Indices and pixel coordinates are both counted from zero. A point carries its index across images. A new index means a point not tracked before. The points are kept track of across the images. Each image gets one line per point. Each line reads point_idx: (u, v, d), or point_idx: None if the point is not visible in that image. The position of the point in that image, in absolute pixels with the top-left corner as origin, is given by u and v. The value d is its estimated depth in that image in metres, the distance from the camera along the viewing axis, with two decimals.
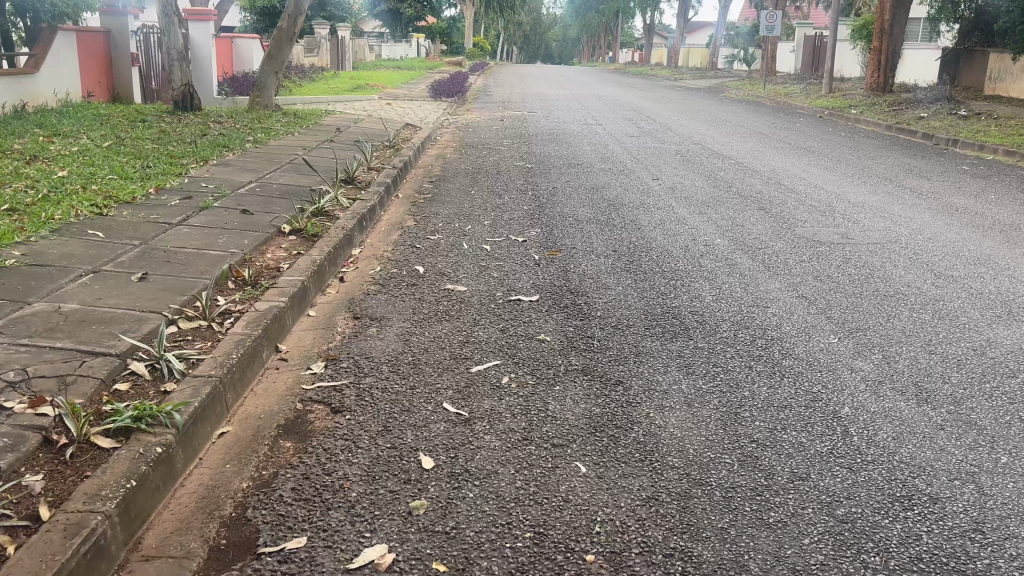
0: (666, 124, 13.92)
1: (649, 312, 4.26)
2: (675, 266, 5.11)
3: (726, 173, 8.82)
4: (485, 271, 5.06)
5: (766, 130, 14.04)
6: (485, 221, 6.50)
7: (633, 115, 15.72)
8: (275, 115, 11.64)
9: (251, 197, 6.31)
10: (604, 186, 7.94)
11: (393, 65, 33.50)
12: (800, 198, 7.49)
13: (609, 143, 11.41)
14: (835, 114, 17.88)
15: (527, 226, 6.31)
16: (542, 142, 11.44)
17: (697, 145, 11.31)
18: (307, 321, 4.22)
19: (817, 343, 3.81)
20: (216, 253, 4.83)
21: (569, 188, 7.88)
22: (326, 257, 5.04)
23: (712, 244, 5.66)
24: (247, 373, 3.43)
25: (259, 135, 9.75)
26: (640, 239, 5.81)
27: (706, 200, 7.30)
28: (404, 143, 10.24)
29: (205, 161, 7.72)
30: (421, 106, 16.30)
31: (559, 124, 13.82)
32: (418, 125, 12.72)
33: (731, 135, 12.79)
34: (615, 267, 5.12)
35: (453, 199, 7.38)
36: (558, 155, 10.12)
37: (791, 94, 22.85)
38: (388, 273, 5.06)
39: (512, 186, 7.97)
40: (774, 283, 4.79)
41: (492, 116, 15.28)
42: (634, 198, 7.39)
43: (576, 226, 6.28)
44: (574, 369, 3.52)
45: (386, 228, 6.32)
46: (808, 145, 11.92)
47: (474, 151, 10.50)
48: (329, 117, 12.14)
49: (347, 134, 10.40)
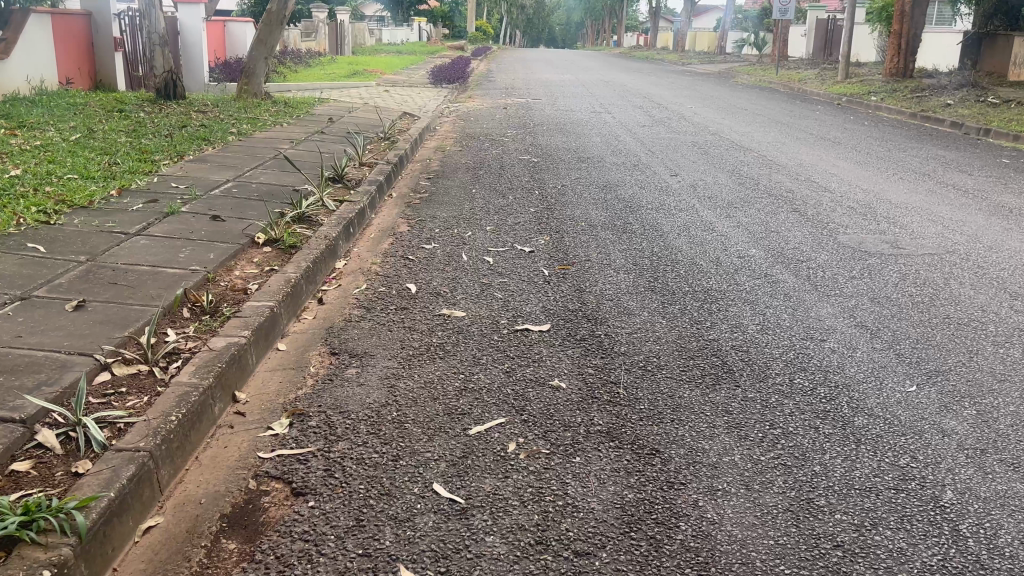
0: (679, 113, 13.17)
1: (682, 347, 3.58)
2: (707, 285, 4.42)
3: (750, 169, 8.11)
4: (489, 291, 4.38)
5: (785, 118, 13.28)
6: (488, 226, 5.82)
7: (643, 102, 14.99)
8: (264, 104, 10.93)
9: (225, 201, 5.62)
10: (619, 184, 7.24)
11: (395, 50, 32.67)
12: (836, 198, 6.81)
13: (621, 134, 10.70)
14: (854, 101, 17.11)
15: (535, 233, 5.63)
16: (549, 133, 10.72)
17: (714, 135, 10.59)
18: (274, 359, 3.53)
19: (891, 393, 3.14)
20: (174, 271, 4.14)
21: (580, 186, 7.18)
22: (303, 274, 4.35)
23: (746, 257, 4.97)
24: (189, 438, 2.74)
25: (244, 126, 9.03)
26: (663, 250, 5.12)
27: (732, 201, 6.60)
28: (400, 135, 9.52)
29: (180, 156, 7.02)
30: (421, 93, 15.58)
31: (566, 113, 13.07)
32: (417, 114, 12.02)
33: (750, 124, 12.03)
34: (638, 285, 4.43)
35: (453, 200, 6.70)
36: (566, 148, 9.40)
37: (805, 79, 22.08)
38: (376, 293, 4.38)
39: (518, 184, 7.29)
40: (825, 308, 4.10)
41: (495, 104, 14.53)
42: (652, 198, 6.69)
43: (590, 233, 5.59)
44: (598, 430, 2.84)
45: (376, 235, 5.63)
46: (833, 136, 11.19)
47: (476, 144, 9.79)
48: (322, 106, 11.41)
49: (340, 126, 9.68)
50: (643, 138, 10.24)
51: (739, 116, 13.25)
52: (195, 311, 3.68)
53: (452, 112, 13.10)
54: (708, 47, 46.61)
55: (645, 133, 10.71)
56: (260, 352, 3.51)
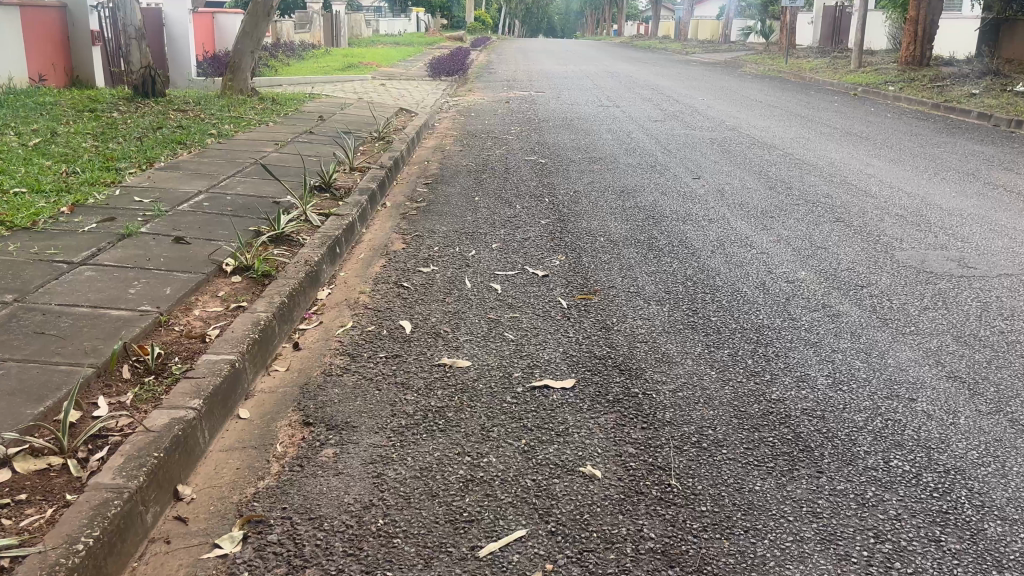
0: (691, 106, 12.44)
1: (741, 411, 2.89)
2: (757, 321, 3.73)
3: (780, 170, 7.39)
4: (498, 331, 3.67)
5: (803, 110, 12.54)
6: (494, 243, 5.11)
7: (653, 94, 14.27)
8: (250, 101, 10.22)
9: (193, 219, 4.91)
10: (636, 190, 6.54)
11: (392, 42, 31.87)
12: (880, 204, 6.11)
13: (632, 129, 10.00)
14: (871, 90, 16.37)
15: (548, 251, 4.93)
16: (555, 129, 10.02)
17: (732, 130, 9.88)
18: (233, 434, 2.84)
19: (1022, 482, 2.44)
20: (118, 312, 3.44)
21: (595, 192, 6.49)
22: (276, 314, 3.65)
23: (795, 282, 4.28)
24: (104, 570, 2.05)
25: (226, 127, 8.32)
26: (697, 273, 4.43)
27: (766, 209, 5.90)
28: (396, 134, 8.81)
29: (149, 163, 6.33)
30: (418, 87, 14.86)
31: (572, 107, 12.35)
32: (414, 109, 11.32)
33: (769, 118, 11.32)
34: (675, 321, 3.74)
35: (454, 211, 6.00)
36: (576, 147, 8.69)
37: (817, 68, 21.33)
38: (363, 335, 3.68)
39: (525, 190, 6.59)
40: (903, 351, 3.40)
41: (496, 98, 13.79)
42: (677, 206, 5.98)
43: (611, 251, 4.89)
44: (651, 547, 2.16)
45: (366, 256, 4.93)
46: (858, 130, 10.47)
47: (478, 143, 9.08)
48: (313, 103, 10.69)
49: (330, 124, 8.96)
50: (657, 135, 9.53)
51: (756, 109, 12.53)
52: (136, 371, 2.98)
53: (451, 108, 12.37)
54: (711, 35, 45.80)
55: (659, 129, 9.99)
56: (214, 426, 2.81)
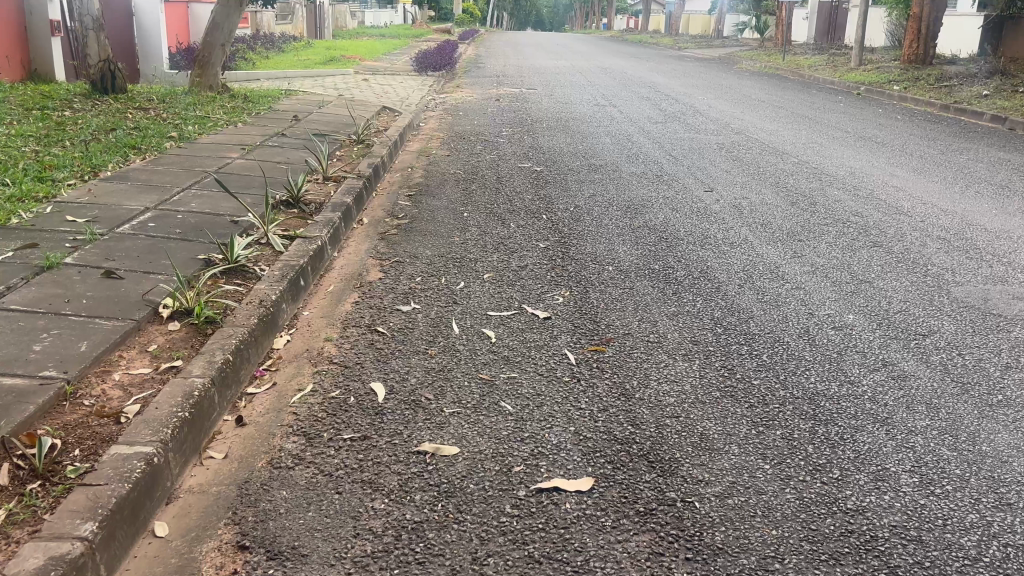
0: (692, 107, 11.77)
1: (812, 534, 2.22)
2: (809, 386, 3.04)
3: (799, 182, 6.73)
4: (492, 398, 2.97)
5: (809, 112, 11.89)
6: (485, 274, 4.41)
7: (651, 92, 13.58)
8: (220, 99, 9.46)
9: (132, 244, 4.18)
10: (644, 205, 5.85)
11: (378, 34, 30.98)
12: (917, 224, 5.45)
13: (632, 133, 9.31)
14: (875, 90, 15.76)
15: (549, 284, 4.23)
16: (550, 132, 9.32)
17: (740, 135, 9.21)
18: (142, 565, 2.14)
19: None
20: (12, 380, 2.73)
21: (597, 207, 5.80)
22: (217, 378, 2.94)
23: (844, 330, 3.60)
24: None
25: (188, 129, 7.56)
26: (727, 315, 3.75)
27: (790, 230, 5.23)
28: (377, 137, 8.08)
29: (94, 172, 5.59)
30: (403, 83, 14.09)
31: (566, 107, 11.64)
32: (398, 108, 10.58)
33: (775, 121, 10.65)
34: (708, 384, 3.05)
35: (441, 230, 5.30)
36: (573, 153, 8.00)
37: (816, 65, 20.70)
38: (325, 403, 2.97)
39: (520, 205, 5.89)
40: (999, 433, 2.72)
41: (485, 95, 13.05)
42: (691, 226, 5.31)
43: (623, 284, 4.20)
44: None
45: (336, 289, 4.23)
46: (871, 134, 9.82)
47: (466, 148, 8.37)
48: (289, 101, 9.94)
49: (305, 126, 8.23)
50: (660, 139, 8.85)
51: (760, 109, 11.87)
52: (16, 474, 2.28)
53: (438, 106, 11.64)
54: (702, 30, 45.15)
55: (660, 133, 9.31)
56: (114, 556, 2.10)
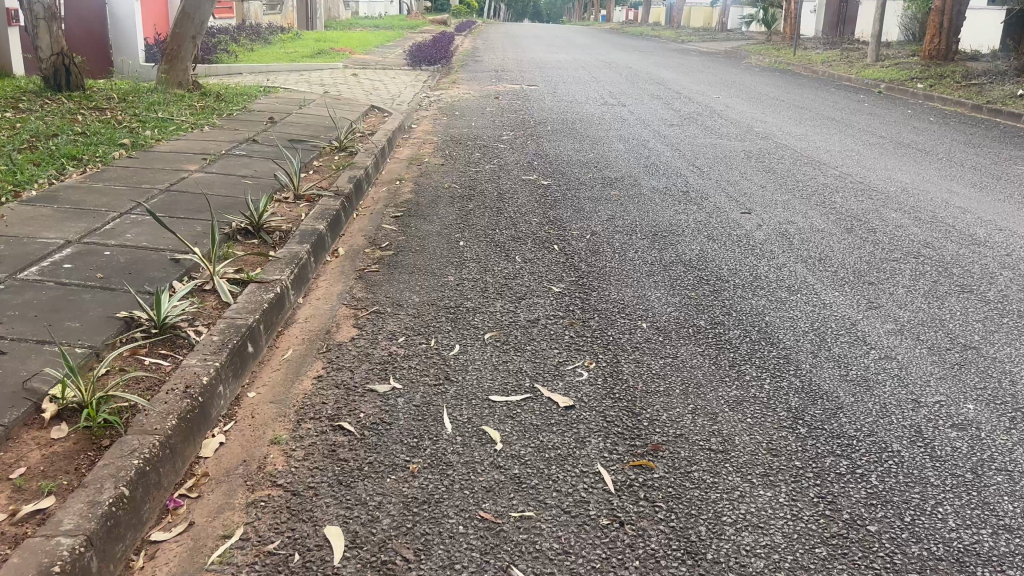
0: (708, 107, 10.87)
1: None
2: (951, 540, 2.15)
3: (848, 201, 5.82)
4: (500, 559, 2.06)
5: (835, 114, 10.99)
6: (487, 332, 3.49)
7: (661, 90, 12.67)
8: (189, 96, 8.51)
9: (33, 297, 3.25)
10: (674, 233, 4.95)
11: (372, 24, 29.95)
12: (1003, 258, 4.55)
13: (647, 138, 8.40)
14: (897, 87, 14.86)
15: (569, 349, 3.31)
16: (556, 136, 8.41)
17: (766, 142, 8.30)
18: None
19: None
20: None
21: (618, 235, 4.89)
22: (99, 532, 2.02)
23: (968, 430, 2.69)
24: None
25: (145, 134, 6.63)
26: (807, 405, 2.85)
27: (855, 268, 4.33)
28: (362, 143, 7.17)
29: (16, 191, 4.66)
30: (396, 78, 13.15)
31: (571, 107, 10.73)
32: (389, 108, 9.65)
33: (801, 124, 9.75)
34: (806, 534, 2.17)
35: (433, 266, 4.37)
36: (582, 163, 7.09)
37: (830, 60, 19.78)
38: (257, 564, 2.06)
39: (527, 232, 4.98)
40: None
41: (483, 92, 12.13)
42: (734, 262, 4.40)
43: (664, 350, 3.28)
44: None
45: (296, 354, 3.31)
46: (908, 140, 8.92)
47: (463, 157, 7.45)
48: (267, 99, 9.01)
49: (280, 131, 7.30)
50: (679, 145, 7.95)
51: (782, 110, 10.98)
52: None
53: (431, 105, 10.72)
54: (704, 22, 44.21)
55: (678, 138, 8.40)
56: None
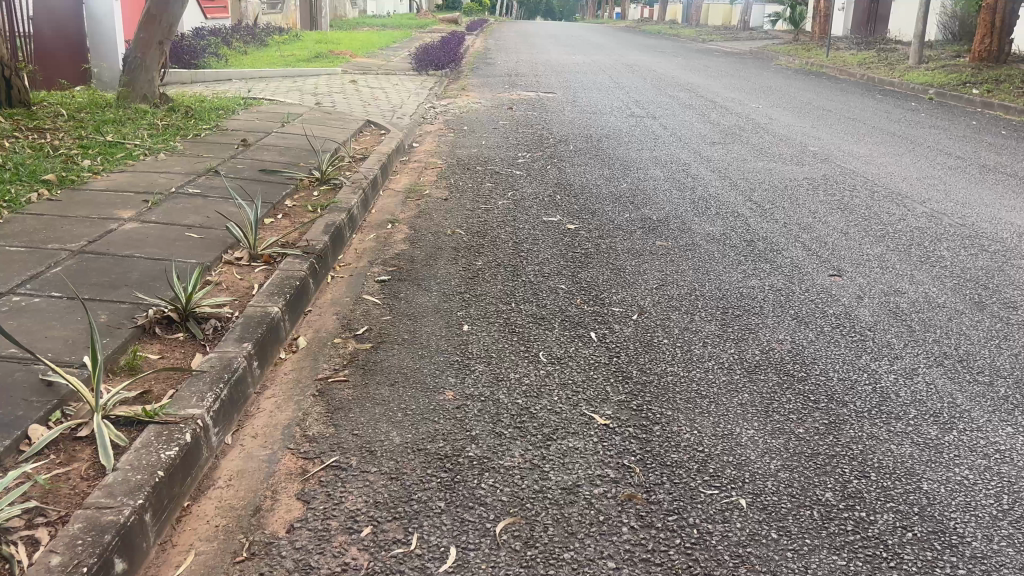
0: (750, 120, 9.63)
1: None
2: None
3: (959, 257, 4.59)
4: None
5: (894, 126, 9.73)
6: (503, 514, 2.26)
7: (693, 99, 11.44)
8: (151, 112, 7.35)
9: None
10: (750, 310, 3.72)
11: (380, 24, 28.82)
12: None
13: (688, 161, 7.18)
14: (949, 93, 13.55)
15: (632, 557, 2.09)
16: (580, 160, 7.21)
17: (828, 166, 7.06)
18: None
19: None
20: None
21: (674, 315, 3.67)
22: None
23: None
24: None
25: (83, 164, 5.47)
26: None
27: (1015, 376, 3.10)
28: (350, 174, 5.98)
29: None
30: (400, 85, 11.97)
31: (594, 120, 9.52)
32: (388, 124, 8.47)
33: (861, 141, 8.49)
34: None
35: (424, 370, 3.15)
36: (614, 197, 5.89)
37: (868, 62, 18.45)
38: None
39: (553, 309, 3.76)
40: None
41: (494, 102, 10.91)
42: (845, 365, 3.17)
43: (786, 567, 2.05)
44: None
45: (199, 566, 2.11)
46: (991, 161, 7.66)
47: (471, 188, 6.26)
48: (246, 115, 7.85)
49: (252, 157, 6.13)
50: (727, 171, 6.73)
51: (833, 123, 9.72)
52: None
53: (437, 118, 9.52)
54: (724, 19, 42.79)
55: (723, 161, 7.18)
56: None
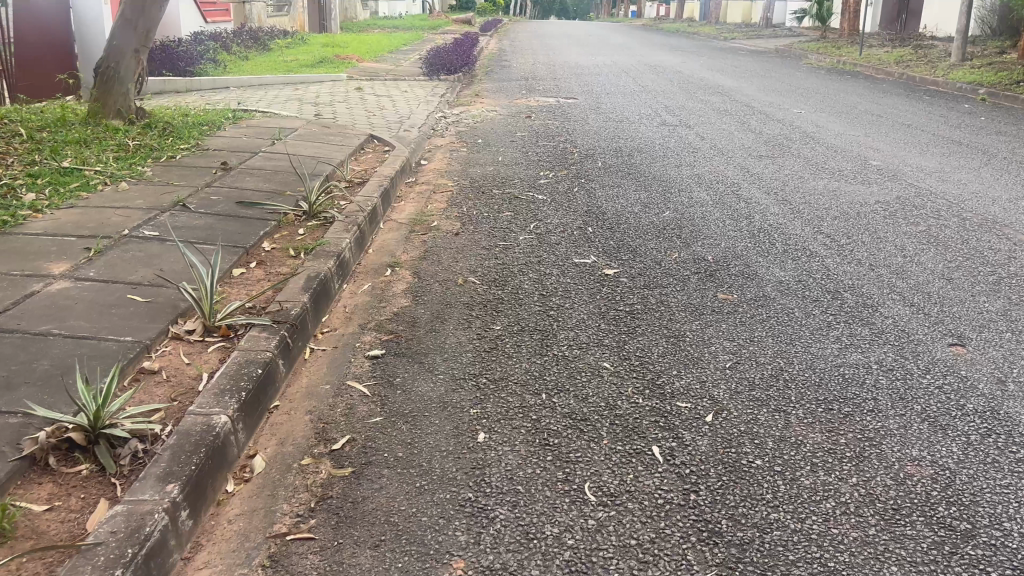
0: (795, 128, 8.68)
1: None
2: None
3: None
4: None
5: (956, 133, 8.76)
6: None
7: (727, 104, 10.50)
8: (122, 130, 6.47)
9: None
10: (864, 411, 2.78)
11: (391, 26, 28.00)
12: None
13: (735, 180, 6.24)
14: (1002, 94, 12.51)
15: None
16: (611, 180, 6.29)
17: (899, 186, 6.10)
18: None
19: None
20: None
21: (761, 417, 2.74)
22: None
23: None
24: None
25: (25, 198, 4.59)
26: None
27: None
28: (345, 205, 5.08)
29: None
30: (409, 93, 11.08)
31: (621, 129, 8.59)
32: (393, 138, 7.58)
33: (926, 151, 7.52)
34: None
35: (423, 519, 2.22)
36: (657, 230, 4.96)
37: (907, 60, 17.39)
38: None
39: (597, 405, 2.83)
40: None
41: (510, 109, 9.99)
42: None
43: None
44: None
45: None
46: None
47: (487, 218, 5.35)
48: (232, 132, 6.97)
49: (231, 185, 5.24)
50: (784, 195, 5.78)
51: (888, 130, 8.75)
52: None
53: (448, 129, 8.62)
54: (744, 15, 41.68)
55: (776, 180, 6.23)
56: None
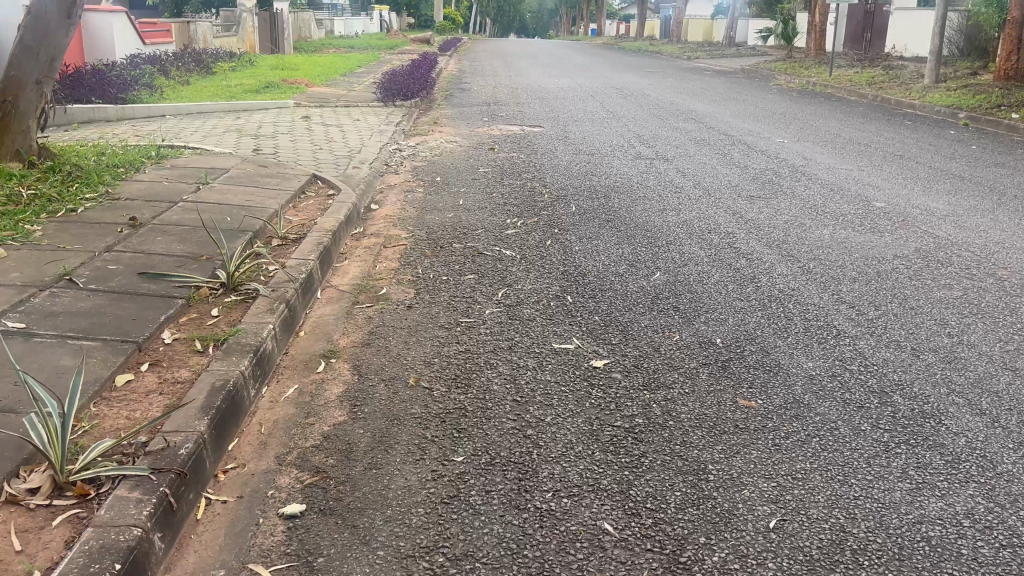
0: (782, 161, 8.00)
1: None
2: None
3: None
4: None
5: (952, 165, 8.13)
6: None
7: (703, 132, 9.82)
8: (18, 174, 5.54)
9: None
10: None
11: (347, 46, 27.13)
12: None
13: (729, 228, 5.48)
14: (984, 118, 12.00)
15: None
16: (587, 229, 5.49)
17: (912, 234, 5.39)
18: None
19: None
20: None
21: None
22: None
23: None
24: None
25: None
26: None
27: None
28: (275, 272, 4.22)
29: None
30: (362, 121, 10.23)
31: (593, 163, 7.84)
32: (340, 178, 6.73)
33: (927, 189, 6.86)
34: None
35: None
36: (648, 299, 4.16)
37: (878, 81, 16.95)
38: None
39: None
40: None
41: (472, 140, 9.18)
42: None
43: None
44: None
45: None
46: None
47: (447, 282, 4.51)
48: (152, 175, 6.08)
49: (136, 248, 4.36)
50: (787, 248, 5.03)
51: (880, 162, 8.11)
52: None
53: (403, 165, 7.79)
54: (705, 35, 41.50)
55: (774, 228, 5.49)
56: None
